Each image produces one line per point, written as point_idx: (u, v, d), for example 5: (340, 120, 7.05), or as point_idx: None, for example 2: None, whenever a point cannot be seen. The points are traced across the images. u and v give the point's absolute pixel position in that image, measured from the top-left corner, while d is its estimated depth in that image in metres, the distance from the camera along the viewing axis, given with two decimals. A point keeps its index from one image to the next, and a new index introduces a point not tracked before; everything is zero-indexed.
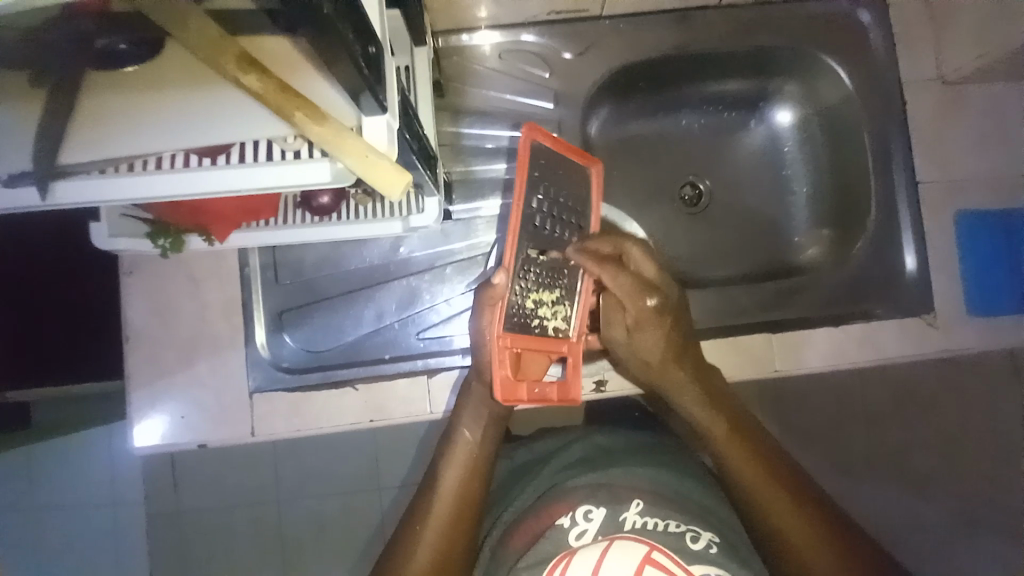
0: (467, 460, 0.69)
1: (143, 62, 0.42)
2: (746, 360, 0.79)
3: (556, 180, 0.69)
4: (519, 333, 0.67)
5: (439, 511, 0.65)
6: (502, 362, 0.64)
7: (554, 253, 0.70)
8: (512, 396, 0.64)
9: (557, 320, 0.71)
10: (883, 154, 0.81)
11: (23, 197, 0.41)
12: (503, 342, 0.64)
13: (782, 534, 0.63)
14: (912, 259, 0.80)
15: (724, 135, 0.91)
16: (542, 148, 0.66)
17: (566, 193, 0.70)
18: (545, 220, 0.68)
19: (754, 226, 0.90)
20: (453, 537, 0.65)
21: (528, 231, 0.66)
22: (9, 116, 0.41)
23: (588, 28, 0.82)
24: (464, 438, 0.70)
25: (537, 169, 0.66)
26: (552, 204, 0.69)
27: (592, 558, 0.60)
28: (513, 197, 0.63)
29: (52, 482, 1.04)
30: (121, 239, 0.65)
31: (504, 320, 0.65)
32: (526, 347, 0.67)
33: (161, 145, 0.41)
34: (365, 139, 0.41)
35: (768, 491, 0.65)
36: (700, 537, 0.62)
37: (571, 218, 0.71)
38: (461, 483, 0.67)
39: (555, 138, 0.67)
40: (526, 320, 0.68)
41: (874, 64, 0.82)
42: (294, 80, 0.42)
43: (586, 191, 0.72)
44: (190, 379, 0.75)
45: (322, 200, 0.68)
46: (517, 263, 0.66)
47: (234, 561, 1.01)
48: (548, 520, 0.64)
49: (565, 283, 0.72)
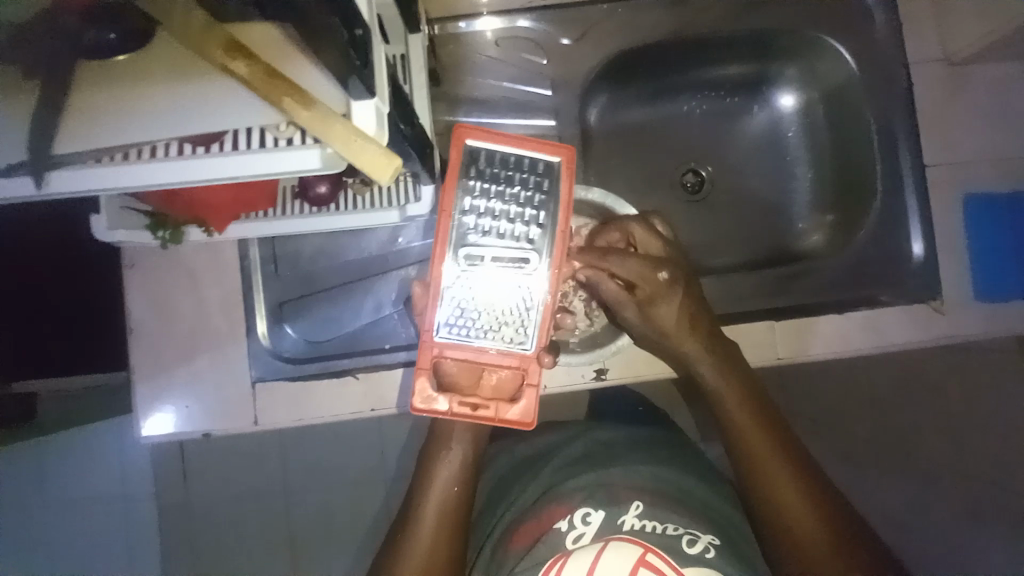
0: (450, 471, 0.69)
1: (130, 52, 0.42)
2: (747, 348, 0.77)
3: (504, 175, 0.57)
4: (441, 346, 0.57)
5: (428, 520, 0.66)
6: (423, 372, 0.57)
7: (504, 256, 0.58)
8: (424, 406, 0.57)
9: (508, 333, 0.58)
10: (887, 138, 0.80)
11: (19, 186, 0.41)
12: (427, 352, 0.57)
13: (796, 530, 0.63)
14: (917, 244, 0.79)
15: (725, 120, 0.90)
16: (481, 147, 0.56)
17: (519, 184, 0.57)
18: (488, 224, 0.57)
19: (757, 213, 0.89)
20: (453, 535, 0.66)
21: (463, 239, 0.57)
22: (5, 107, 0.41)
23: (584, 13, 0.81)
24: (452, 449, 0.70)
25: (472, 171, 0.56)
26: (497, 201, 0.57)
27: (585, 563, 0.56)
28: (439, 204, 0.55)
29: (63, 476, 1.06)
30: (119, 231, 0.65)
31: (433, 325, 0.57)
32: (456, 359, 0.58)
33: (151, 135, 0.41)
34: (354, 124, 0.41)
35: (784, 479, 0.65)
36: (697, 540, 0.60)
37: (530, 216, 0.57)
38: (448, 493, 0.68)
39: (487, 130, 0.56)
40: (464, 332, 0.58)
41: (879, 45, 0.80)
42: (283, 68, 0.42)
43: (550, 183, 0.57)
44: (193, 372, 0.76)
45: (318, 190, 0.68)
46: (449, 274, 0.57)
47: (241, 552, 1.03)
48: (547, 523, 0.63)
49: (520, 291, 0.58)
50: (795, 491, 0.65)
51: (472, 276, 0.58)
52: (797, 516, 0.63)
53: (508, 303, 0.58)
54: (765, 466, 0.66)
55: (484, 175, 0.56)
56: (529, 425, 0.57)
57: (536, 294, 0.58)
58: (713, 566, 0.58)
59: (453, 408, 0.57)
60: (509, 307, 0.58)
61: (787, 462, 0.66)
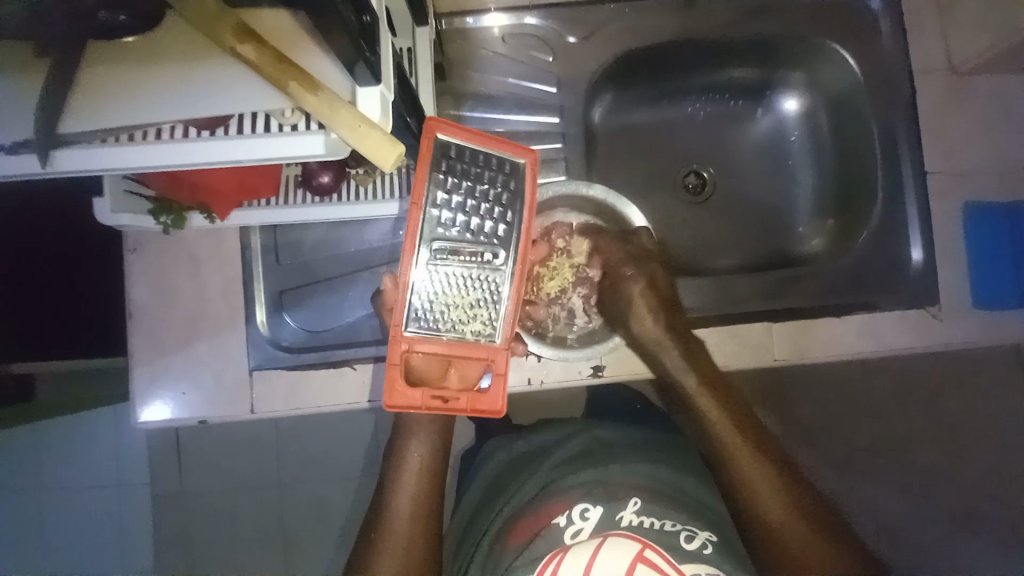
0: (420, 463, 0.69)
1: (140, 33, 0.42)
2: (745, 350, 0.77)
3: (472, 171, 0.56)
4: (410, 340, 0.56)
5: (401, 507, 0.66)
6: (395, 366, 0.56)
7: (469, 250, 0.57)
8: (396, 402, 0.55)
9: (476, 326, 0.58)
10: (890, 145, 0.80)
11: (22, 164, 0.42)
12: (396, 346, 0.56)
13: (783, 542, 0.61)
14: (917, 251, 0.79)
15: (729, 123, 0.90)
16: (450, 140, 0.55)
17: (487, 181, 0.57)
18: (457, 218, 0.56)
19: (757, 216, 0.89)
20: (422, 537, 0.65)
21: (433, 233, 0.56)
22: (14, 84, 0.42)
23: (592, 13, 0.81)
24: (414, 445, 0.69)
25: (442, 163, 0.55)
26: (467, 197, 0.56)
27: (584, 558, 0.56)
28: (410, 197, 0.54)
29: (57, 461, 1.06)
30: (123, 215, 0.65)
31: (401, 320, 0.57)
32: (428, 352, 0.57)
33: (157, 117, 0.41)
34: (359, 111, 0.41)
35: (763, 483, 0.64)
36: (694, 537, 0.60)
37: (496, 214, 0.57)
38: (420, 482, 0.68)
39: (455, 125, 0.55)
40: (433, 325, 0.57)
41: (884, 51, 0.80)
42: (292, 54, 0.42)
43: (516, 183, 0.57)
44: (190, 359, 0.76)
45: (322, 179, 0.68)
46: (418, 268, 0.56)
47: (234, 541, 1.03)
48: (545, 519, 0.62)
49: (487, 286, 0.58)
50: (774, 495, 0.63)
51: (440, 270, 0.57)
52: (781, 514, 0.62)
53: (475, 296, 0.58)
54: (743, 469, 0.65)
55: (454, 170, 0.56)
56: (499, 412, 0.57)
57: (502, 289, 0.59)
58: (711, 563, 0.57)
59: (427, 399, 0.56)
60: (477, 301, 0.58)
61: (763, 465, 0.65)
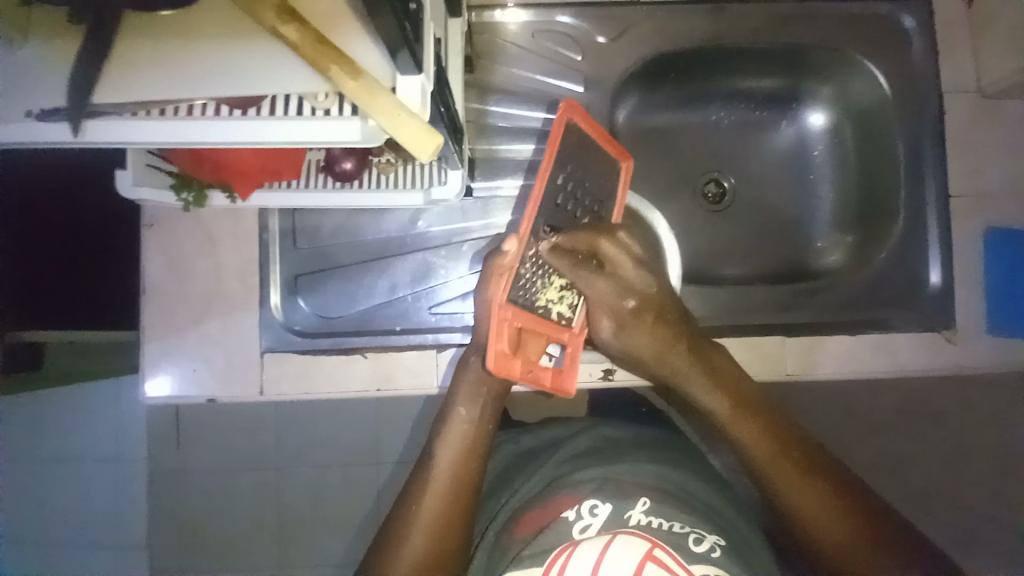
0: (462, 441, 0.66)
1: (180, 8, 0.42)
2: (758, 359, 0.78)
3: (583, 166, 0.65)
4: (523, 313, 0.62)
5: (439, 481, 0.63)
6: (499, 334, 0.60)
7: (567, 234, 0.65)
8: (503, 370, 0.60)
9: (561, 309, 0.68)
10: (914, 164, 0.80)
11: (52, 132, 0.41)
12: (500, 314, 0.60)
13: (828, 542, 0.59)
14: (935, 272, 0.79)
15: (753, 132, 0.90)
16: (575, 129, 0.63)
17: (591, 179, 0.67)
18: (568, 202, 0.65)
19: (775, 228, 0.88)
20: (454, 519, 0.62)
21: (547, 210, 0.62)
22: (49, 52, 0.41)
23: (624, 13, 0.81)
24: (459, 416, 0.66)
25: (565, 151, 0.62)
26: (575, 187, 0.65)
27: (592, 554, 0.54)
28: (538, 173, 0.60)
29: (57, 430, 1.06)
30: (144, 188, 0.65)
31: (505, 292, 0.61)
32: (527, 325, 0.63)
33: (191, 93, 0.41)
34: (399, 99, 0.40)
35: (795, 481, 0.62)
36: (703, 540, 0.59)
37: (593, 209, 0.68)
38: (458, 462, 0.64)
39: (580, 116, 0.62)
40: (529, 301, 0.63)
41: (914, 70, 0.80)
42: (333, 37, 0.42)
43: (610, 181, 0.69)
44: (202, 337, 0.76)
45: (344, 166, 0.68)
46: (529, 240, 0.61)
47: (229, 521, 1.03)
48: (554, 512, 0.63)
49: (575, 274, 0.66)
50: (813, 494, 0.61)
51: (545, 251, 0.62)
52: (810, 507, 0.61)
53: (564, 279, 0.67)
54: (772, 469, 0.64)
55: (571, 156, 0.63)
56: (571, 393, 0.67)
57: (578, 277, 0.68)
58: (720, 566, 0.57)
59: (529, 374, 0.63)
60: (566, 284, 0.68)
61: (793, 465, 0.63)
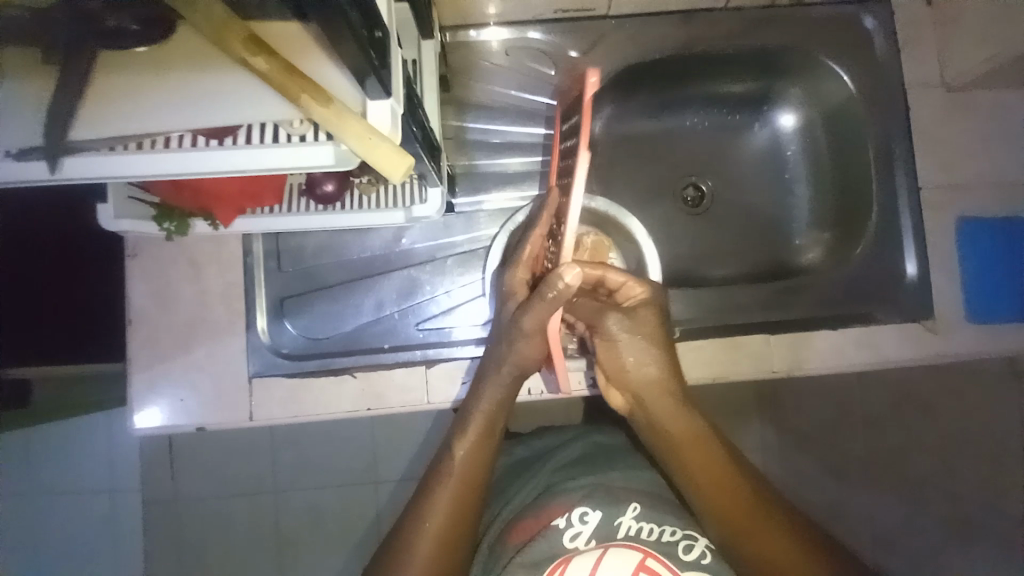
0: (479, 446, 0.63)
1: (153, 44, 0.43)
2: (743, 359, 0.79)
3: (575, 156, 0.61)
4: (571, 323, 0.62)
5: (450, 488, 0.61)
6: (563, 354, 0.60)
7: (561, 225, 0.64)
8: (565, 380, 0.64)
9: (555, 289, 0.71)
10: (885, 159, 0.82)
11: (30, 171, 0.41)
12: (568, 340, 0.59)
13: None
14: (912, 263, 0.81)
15: (726, 136, 0.92)
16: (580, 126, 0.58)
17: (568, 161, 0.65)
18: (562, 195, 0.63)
19: (754, 227, 0.90)
20: (462, 527, 0.61)
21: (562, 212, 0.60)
22: (23, 92, 0.42)
23: (595, 26, 0.83)
24: (477, 420, 0.64)
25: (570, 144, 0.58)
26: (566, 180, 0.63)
27: (588, 565, 0.59)
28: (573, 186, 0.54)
29: (47, 466, 1.05)
30: (125, 220, 0.66)
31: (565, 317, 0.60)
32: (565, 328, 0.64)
33: (166, 126, 0.42)
34: (369, 122, 0.41)
35: (772, 541, 0.58)
36: (692, 547, 0.62)
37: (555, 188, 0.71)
38: (472, 467, 0.62)
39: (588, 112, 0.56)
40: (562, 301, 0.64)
41: (879, 71, 0.82)
42: (302, 64, 0.43)
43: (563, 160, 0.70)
44: (190, 364, 0.76)
45: (325, 187, 0.69)
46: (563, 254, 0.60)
47: (225, 549, 1.01)
48: (545, 522, 0.63)
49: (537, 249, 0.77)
50: (787, 551, 0.57)
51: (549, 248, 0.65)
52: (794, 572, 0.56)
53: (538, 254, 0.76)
54: (747, 529, 0.58)
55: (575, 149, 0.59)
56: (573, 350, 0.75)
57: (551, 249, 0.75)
58: (708, 571, 0.61)
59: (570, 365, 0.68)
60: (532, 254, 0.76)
61: (769, 520, 0.59)
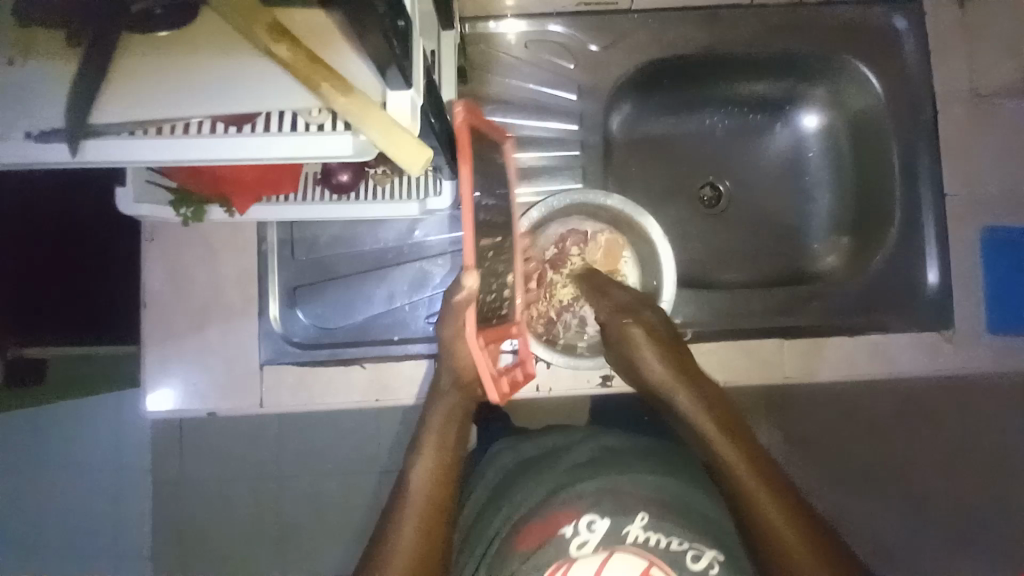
0: (435, 463, 0.68)
1: (177, 27, 0.43)
2: (756, 368, 0.81)
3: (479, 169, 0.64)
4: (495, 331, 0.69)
5: (416, 504, 0.65)
6: (482, 361, 0.64)
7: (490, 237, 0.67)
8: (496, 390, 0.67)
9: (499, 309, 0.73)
10: (908, 165, 0.80)
11: (50, 152, 0.41)
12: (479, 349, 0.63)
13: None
14: (932, 272, 0.79)
15: (747, 137, 0.90)
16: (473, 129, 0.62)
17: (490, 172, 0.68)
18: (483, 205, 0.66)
19: (771, 230, 0.88)
20: (434, 542, 0.63)
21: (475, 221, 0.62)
22: (48, 72, 0.42)
23: (616, 22, 0.82)
24: (433, 438, 0.70)
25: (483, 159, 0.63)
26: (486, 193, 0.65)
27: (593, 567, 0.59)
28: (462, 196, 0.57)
29: (59, 442, 1.07)
30: (145, 204, 0.66)
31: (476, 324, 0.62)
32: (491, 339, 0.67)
33: (187, 111, 0.42)
34: (388, 114, 0.41)
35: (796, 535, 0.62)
36: (702, 557, 0.60)
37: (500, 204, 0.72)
38: (433, 482, 0.67)
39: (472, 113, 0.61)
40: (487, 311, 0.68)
41: (907, 74, 0.80)
42: (324, 53, 0.43)
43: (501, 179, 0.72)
44: (201, 348, 0.77)
45: (340, 178, 0.69)
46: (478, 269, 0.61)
47: (230, 531, 1.03)
48: (551, 528, 0.62)
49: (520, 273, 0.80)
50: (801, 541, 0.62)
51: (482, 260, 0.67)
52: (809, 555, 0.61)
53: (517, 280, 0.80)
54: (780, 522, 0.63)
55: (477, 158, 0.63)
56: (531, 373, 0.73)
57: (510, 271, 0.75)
58: None
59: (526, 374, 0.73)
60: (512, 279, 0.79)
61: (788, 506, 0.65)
